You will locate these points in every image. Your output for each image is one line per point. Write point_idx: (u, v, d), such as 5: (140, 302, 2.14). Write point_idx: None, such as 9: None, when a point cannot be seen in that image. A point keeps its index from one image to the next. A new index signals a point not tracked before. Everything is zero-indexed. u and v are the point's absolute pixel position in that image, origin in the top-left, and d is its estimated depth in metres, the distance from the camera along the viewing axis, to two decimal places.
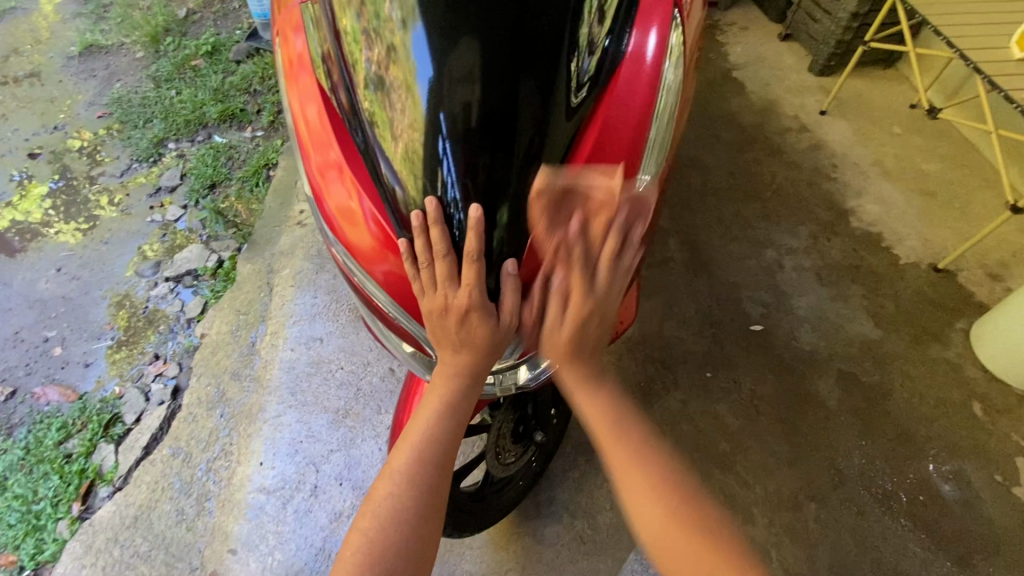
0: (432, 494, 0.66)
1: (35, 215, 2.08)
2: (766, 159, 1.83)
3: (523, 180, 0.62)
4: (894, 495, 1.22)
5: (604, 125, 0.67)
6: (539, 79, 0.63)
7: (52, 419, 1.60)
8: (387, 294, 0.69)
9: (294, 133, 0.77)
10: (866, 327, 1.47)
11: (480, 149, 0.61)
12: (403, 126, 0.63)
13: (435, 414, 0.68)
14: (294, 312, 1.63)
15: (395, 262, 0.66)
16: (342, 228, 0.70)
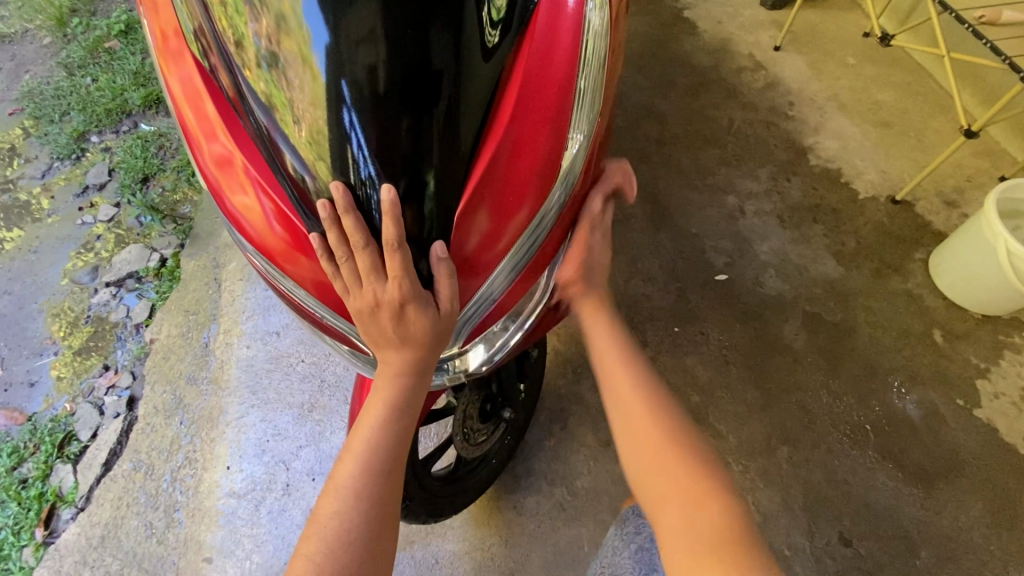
0: (383, 503, 0.65)
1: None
2: (722, 101, 1.77)
3: (445, 146, 0.57)
4: (862, 429, 1.25)
5: (526, 75, 0.60)
6: (452, 33, 0.57)
7: (1, 445, 1.51)
8: (312, 294, 0.63)
9: (179, 120, 0.68)
10: (829, 266, 1.46)
11: (396, 117, 0.55)
12: (304, 105, 0.55)
13: (378, 423, 0.65)
14: (246, 306, 1.55)
15: (314, 258, 0.60)
16: (248, 226, 0.63)
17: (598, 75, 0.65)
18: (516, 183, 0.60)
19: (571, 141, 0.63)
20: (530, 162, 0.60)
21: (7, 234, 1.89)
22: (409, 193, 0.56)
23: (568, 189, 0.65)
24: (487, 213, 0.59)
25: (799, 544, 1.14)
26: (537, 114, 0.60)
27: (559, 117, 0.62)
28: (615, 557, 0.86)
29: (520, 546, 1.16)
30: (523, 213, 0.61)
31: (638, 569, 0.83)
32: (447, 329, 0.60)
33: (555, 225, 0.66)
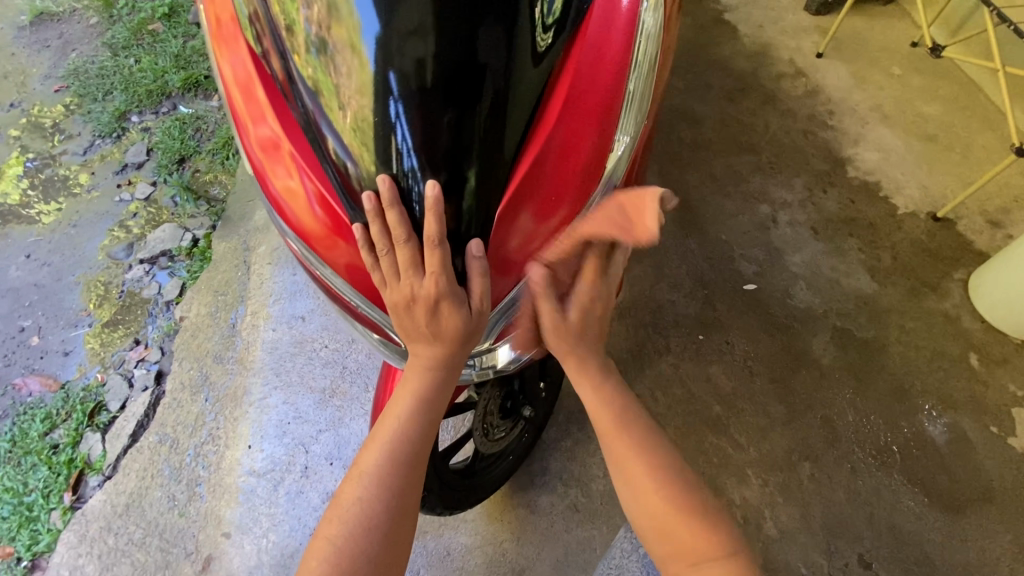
0: (404, 494, 0.65)
1: (10, 197, 1.98)
2: (759, 107, 1.74)
3: (488, 141, 0.56)
4: (888, 450, 1.22)
5: (575, 78, 0.60)
6: (503, 30, 0.56)
7: (36, 410, 1.56)
8: (347, 282, 0.64)
9: (228, 104, 0.70)
10: (863, 281, 1.43)
11: (441, 109, 0.55)
12: (350, 93, 0.56)
13: (405, 413, 0.66)
14: (273, 290, 1.58)
15: (353, 247, 0.61)
16: (289, 210, 0.63)
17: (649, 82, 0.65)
18: (558, 183, 0.60)
19: (616, 144, 0.63)
20: (574, 164, 0.60)
21: (50, 206, 1.95)
22: (450, 186, 0.55)
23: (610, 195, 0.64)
24: (529, 212, 0.59)
25: (816, 563, 1.12)
26: (584, 118, 0.60)
27: (606, 121, 0.61)
28: (623, 558, 0.83)
29: (532, 545, 1.16)
30: (565, 213, 0.61)
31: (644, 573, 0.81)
32: (479, 324, 0.61)
33: None
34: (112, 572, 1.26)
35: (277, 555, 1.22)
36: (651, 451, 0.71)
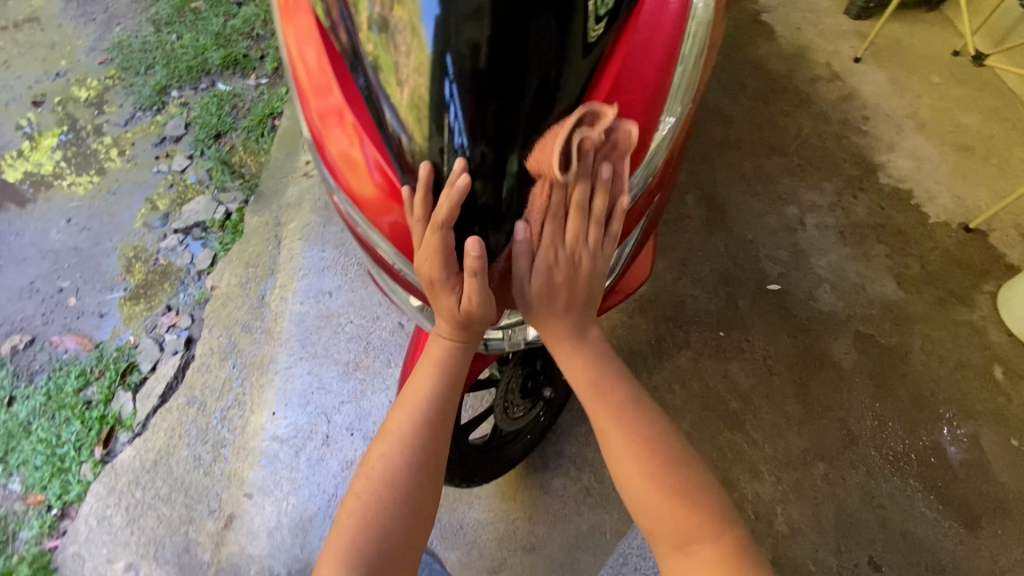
0: (429, 453, 0.68)
1: (45, 167, 2.04)
2: (792, 109, 1.73)
3: (532, 126, 0.58)
4: (905, 457, 1.22)
5: (624, 67, 0.63)
6: (559, 17, 0.59)
7: (71, 367, 1.63)
8: (392, 244, 0.66)
9: (291, 74, 0.73)
10: (888, 287, 1.42)
11: (494, 89, 0.57)
12: (409, 70, 0.59)
13: (431, 386, 0.70)
14: (302, 265, 1.62)
15: (401, 212, 0.64)
16: (343, 176, 0.67)
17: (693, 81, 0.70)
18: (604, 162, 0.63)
19: (661, 127, 0.67)
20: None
21: (82, 178, 2.01)
22: (493, 168, 0.58)
23: (646, 182, 0.69)
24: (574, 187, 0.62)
25: (825, 561, 1.13)
26: (630, 106, 0.64)
27: (649, 112, 0.65)
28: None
29: (543, 525, 1.18)
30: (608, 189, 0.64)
31: None
32: (483, 320, 0.66)
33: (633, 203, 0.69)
34: (138, 523, 1.31)
35: (296, 518, 1.26)
36: (644, 426, 0.72)
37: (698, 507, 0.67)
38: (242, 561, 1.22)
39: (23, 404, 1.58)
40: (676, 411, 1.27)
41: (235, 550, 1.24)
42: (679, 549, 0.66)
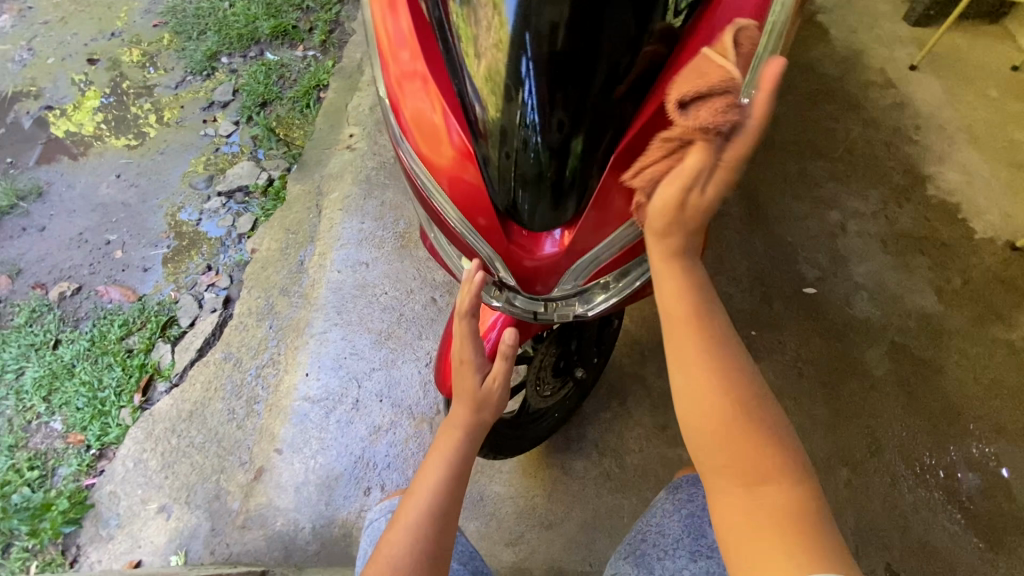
0: (456, 492, 0.64)
1: (86, 128, 2.09)
2: (841, 114, 1.70)
3: (599, 109, 0.62)
4: (932, 470, 1.21)
5: (696, 55, 0.66)
6: (640, 7, 0.63)
7: (114, 316, 1.68)
8: (454, 202, 0.68)
9: (375, 46, 0.79)
10: (927, 300, 1.40)
11: (568, 69, 0.61)
12: (487, 44, 0.63)
13: (438, 478, 0.64)
14: (341, 235, 1.65)
15: (468, 170, 0.66)
16: (412, 134, 0.71)
17: (763, 75, 0.72)
18: None
19: None
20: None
21: (123, 140, 2.06)
22: (559, 145, 0.62)
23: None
24: None
25: None
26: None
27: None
28: (662, 518, 0.87)
29: (562, 504, 1.20)
30: None
31: (686, 532, 0.84)
32: (503, 399, 0.72)
33: None
34: (172, 469, 1.36)
35: (323, 476, 1.30)
36: (724, 339, 0.51)
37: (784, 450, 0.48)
38: (269, 513, 1.27)
39: (68, 347, 1.63)
40: None
41: (262, 502, 1.28)
42: (743, 487, 0.47)
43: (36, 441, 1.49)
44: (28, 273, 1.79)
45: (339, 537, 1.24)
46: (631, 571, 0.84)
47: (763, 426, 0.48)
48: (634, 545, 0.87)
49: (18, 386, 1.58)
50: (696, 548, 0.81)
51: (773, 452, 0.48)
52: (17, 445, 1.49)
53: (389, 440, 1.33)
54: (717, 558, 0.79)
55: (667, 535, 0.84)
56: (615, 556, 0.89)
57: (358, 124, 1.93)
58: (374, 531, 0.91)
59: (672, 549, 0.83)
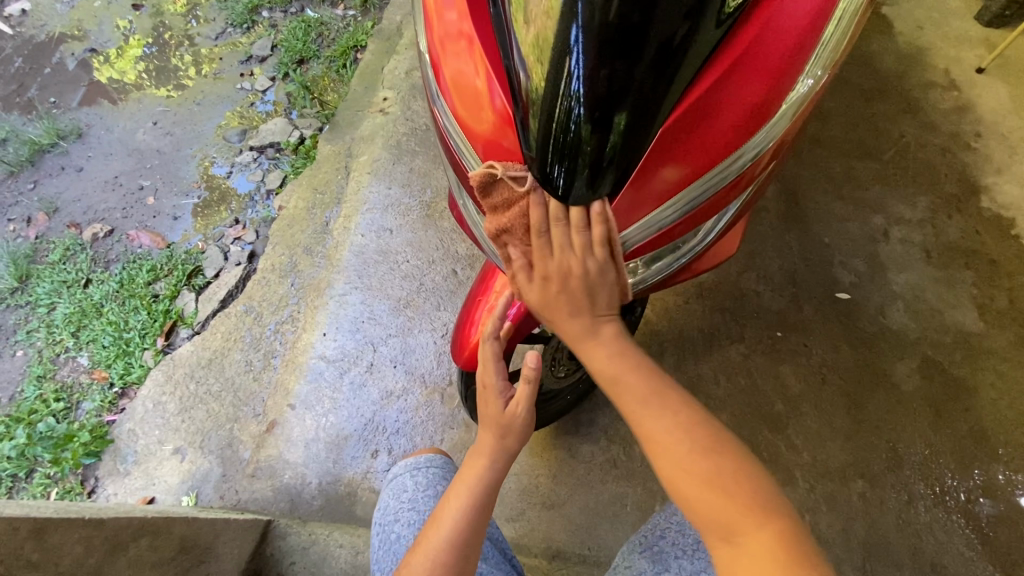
0: (478, 526, 0.70)
1: (127, 76, 2.11)
2: (896, 114, 1.61)
3: (646, 87, 0.58)
4: (952, 493, 1.16)
5: (760, 33, 0.63)
6: None
7: (143, 261, 1.71)
8: (486, 168, 0.68)
9: (422, 8, 0.78)
10: (968, 317, 1.33)
11: (618, 44, 0.57)
12: (538, 11, 0.61)
13: (463, 508, 0.70)
14: (368, 199, 1.64)
15: (505, 137, 0.65)
16: (452, 97, 0.70)
17: (823, 65, 0.70)
18: (718, 127, 0.62)
19: (784, 104, 0.66)
20: (738, 114, 0.63)
21: (163, 89, 2.07)
22: (601, 121, 0.58)
23: (760, 152, 0.67)
24: (685, 146, 0.62)
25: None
26: (759, 73, 0.63)
27: (777, 82, 0.64)
28: (685, 517, 0.86)
29: (566, 486, 1.20)
30: (718, 154, 0.64)
31: (708, 534, 0.83)
32: (528, 424, 0.73)
33: (739, 175, 0.68)
34: (189, 413, 1.40)
35: (333, 434, 1.32)
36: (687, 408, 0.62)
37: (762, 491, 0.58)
38: (279, 465, 1.29)
39: (97, 288, 1.67)
40: (717, 402, 1.26)
41: (273, 454, 1.30)
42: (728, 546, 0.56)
43: (63, 374, 1.55)
44: (64, 212, 1.84)
45: (343, 495, 1.26)
46: (646, 563, 0.83)
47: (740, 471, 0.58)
48: (652, 539, 0.86)
49: (50, 320, 1.63)
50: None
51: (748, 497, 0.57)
52: (45, 376, 1.54)
53: (400, 406, 1.34)
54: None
55: (688, 534, 0.83)
56: (631, 545, 0.89)
57: (392, 88, 1.88)
58: (398, 486, 0.93)
59: (692, 549, 0.82)
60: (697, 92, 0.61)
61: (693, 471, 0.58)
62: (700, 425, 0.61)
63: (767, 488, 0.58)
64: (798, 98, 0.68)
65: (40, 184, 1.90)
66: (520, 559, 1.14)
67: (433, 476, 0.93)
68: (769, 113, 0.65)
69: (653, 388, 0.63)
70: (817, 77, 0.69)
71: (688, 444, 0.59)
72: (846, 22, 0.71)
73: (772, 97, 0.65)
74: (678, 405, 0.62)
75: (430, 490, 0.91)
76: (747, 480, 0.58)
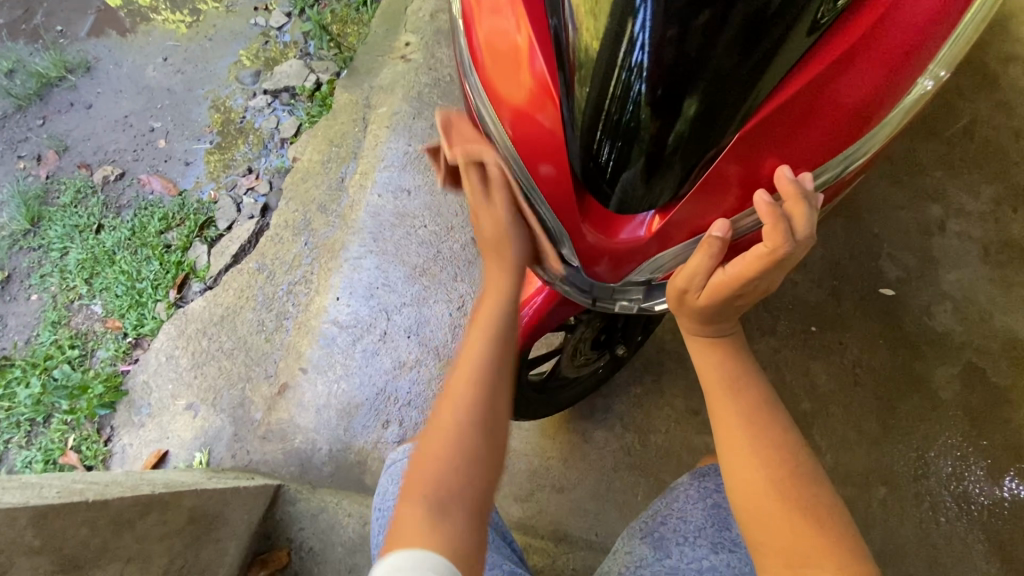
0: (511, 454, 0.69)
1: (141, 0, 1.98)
2: (971, 90, 1.45)
3: (722, 71, 0.49)
4: (978, 504, 1.12)
5: (878, 20, 0.53)
6: None
7: (155, 209, 1.67)
8: (516, 144, 0.56)
9: None
10: (1020, 322, 1.24)
11: (695, 9, 0.48)
12: None
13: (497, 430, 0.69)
14: (386, 155, 1.55)
15: (546, 114, 0.55)
16: (482, 55, 0.59)
17: (945, 64, 0.59)
18: (813, 133, 0.53)
19: (890, 114, 0.56)
20: (838, 116, 0.53)
21: (175, 21, 1.95)
22: (664, 101, 0.49)
23: (853, 165, 0.57)
24: (771, 153, 0.52)
25: None
26: (869, 69, 0.53)
27: (886, 86, 0.54)
28: (685, 504, 0.80)
29: (576, 471, 1.18)
30: (806, 166, 0.54)
31: (709, 523, 0.76)
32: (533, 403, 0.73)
33: (823, 191, 0.58)
34: (201, 369, 1.39)
35: (344, 402, 1.30)
36: (776, 428, 0.59)
37: (836, 531, 0.54)
38: (290, 429, 1.29)
39: (110, 234, 1.63)
40: None
41: (284, 417, 1.30)
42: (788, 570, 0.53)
43: (78, 321, 1.54)
44: (75, 151, 1.78)
45: (353, 463, 1.26)
46: (647, 551, 0.77)
47: (817, 504, 0.55)
48: (652, 526, 0.80)
49: (63, 265, 1.61)
50: (719, 540, 0.74)
51: (821, 535, 0.53)
52: (60, 322, 1.54)
53: (413, 377, 1.32)
54: (741, 552, 0.72)
55: (689, 521, 0.77)
56: (629, 534, 0.82)
57: (415, 31, 1.74)
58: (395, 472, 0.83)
59: (693, 536, 0.75)
60: (796, 89, 0.51)
61: (764, 489, 0.56)
62: (788, 445, 0.58)
63: (840, 525, 0.54)
64: (908, 106, 0.58)
65: (50, 120, 1.83)
66: (527, 539, 1.13)
67: None
68: (875, 121, 0.55)
69: (749, 398, 0.60)
70: (938, 78, 0.59)
71: (767, 464, 0.57)
72: (979, 16, 0.61)
73: (883, 101, 0.55)
74: (771, 420, 0.59)
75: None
76: (825, 521, 0.54)
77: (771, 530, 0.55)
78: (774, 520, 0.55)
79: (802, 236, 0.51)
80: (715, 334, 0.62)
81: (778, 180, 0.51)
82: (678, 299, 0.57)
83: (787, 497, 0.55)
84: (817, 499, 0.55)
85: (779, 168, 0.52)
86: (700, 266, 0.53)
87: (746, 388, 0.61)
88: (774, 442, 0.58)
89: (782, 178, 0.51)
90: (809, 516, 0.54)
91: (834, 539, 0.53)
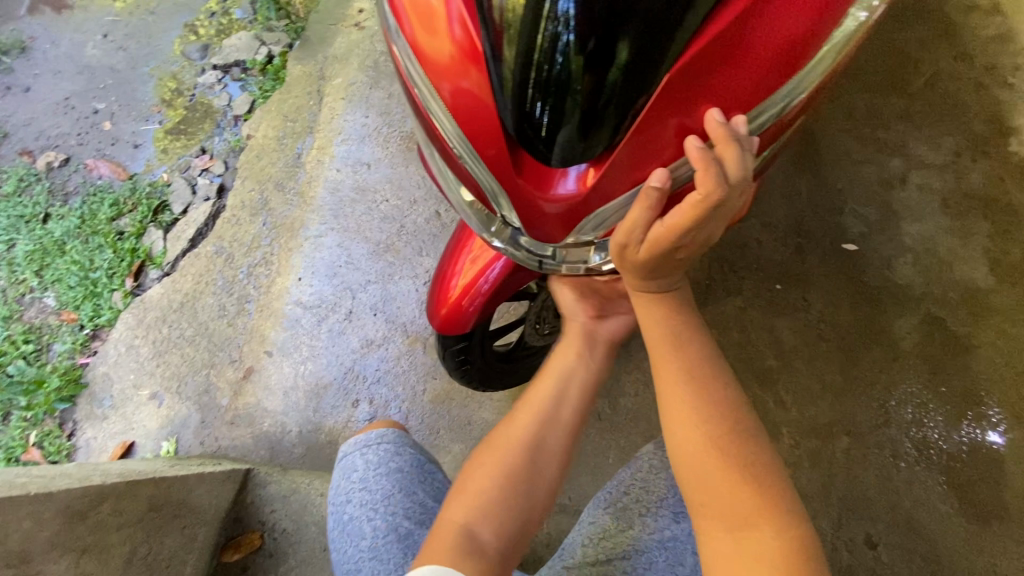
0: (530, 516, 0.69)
1: None
2: (932, 40, 1.44)
3: (655, 12, 0.47)
4: (937, 448, 1.16)
5: None
6: None
7: (104, 194, 1.59)
8: (453, 113, 0.55)
9: None
10: (978, 272, 1.26)
11: None
12: None
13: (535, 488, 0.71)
14: (344, 129, 1.49)
15: (473, 77, 0.52)
16: (407, 22, 0.56)
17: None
18: (748, 70, 0.51)
19: (824, 49, 0.55)
20: (772, 51, 0.51)
21: None
22: (596, 54, 0.47)
23: (790, 104, 0.56)
24: (707, 95, 0.50)
25: (822, 530, 1.13)
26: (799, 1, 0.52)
27: (817, 20, 0.53)
28: (648, 474, 0.81)
29: None
30: (742, 105, 0.52)
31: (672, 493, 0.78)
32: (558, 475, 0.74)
33: (762, 133, 0.57)
34: (163, 357, 1.35)
35: (312, 383, 1.28)
36: (714, 387, 0.59)
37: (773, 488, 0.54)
38: (257, 413, 1.27)
39: (58, 224, 1.56)
40: None
41: (251, 402, 1.28)
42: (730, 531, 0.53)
43: (31, 315, 1.48)
44: (14, 137, 1.68)
45: (324, 443, 1.25)
46: (609, 521, 0.77)
47: (754, 460, 0.55)
48: (617, 496, 0.80)
49: (11, 257, 1.54)
50: (681, 509, 0.76)
51: (759, 490, 0.53)
52: (11, 317, 1.48)
53: (381, 355, 1.30)
54: None
55: (652, 491, 0.79)
56: (594, 503, 0.83)
57: None
58: (348, 467, 0.84)
59: (656, 507, 0.77)
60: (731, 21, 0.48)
61: (704, 449, 0.56)
62: (725, 404, 0.58)
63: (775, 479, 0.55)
64: (842, 40, 0.57)
65: None
66: None
67: (386, 453, 0.84)
68: (809, 57, 0.54)
69: (687, 360, 0.61)
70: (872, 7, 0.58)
71: (705, 423, 0.57)
72: None
73: (815, 35, 0.54)
74: (709, 380, 0.60)
75: (380, 468, 0.82)
76: (762, 476, 0.55)
77: (710, 490, 0.55)
78: (711, 478, 0.55)
79: (733, 180, 0.51)
80: (659, 288, 0.61)
81: (708, 123, 0.50)
82: (619, 253, 0.57)
83: (725, 456, 0.55)
84: (753, 454, 0.56)
85: (708, 113, 0.51)
86: (637, 219, 0.53)
87: (685, 348, 0.61)
88: (712, 402, 0.58)
89: (710, 122, 0.50)
90: (746, 471, 0.55)
91: (770, 493, 0.53)
